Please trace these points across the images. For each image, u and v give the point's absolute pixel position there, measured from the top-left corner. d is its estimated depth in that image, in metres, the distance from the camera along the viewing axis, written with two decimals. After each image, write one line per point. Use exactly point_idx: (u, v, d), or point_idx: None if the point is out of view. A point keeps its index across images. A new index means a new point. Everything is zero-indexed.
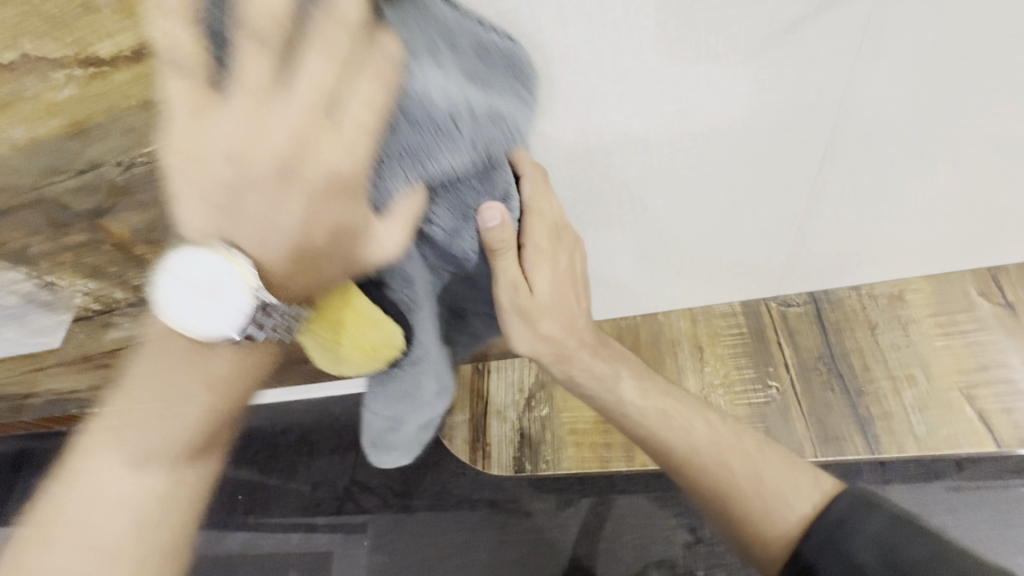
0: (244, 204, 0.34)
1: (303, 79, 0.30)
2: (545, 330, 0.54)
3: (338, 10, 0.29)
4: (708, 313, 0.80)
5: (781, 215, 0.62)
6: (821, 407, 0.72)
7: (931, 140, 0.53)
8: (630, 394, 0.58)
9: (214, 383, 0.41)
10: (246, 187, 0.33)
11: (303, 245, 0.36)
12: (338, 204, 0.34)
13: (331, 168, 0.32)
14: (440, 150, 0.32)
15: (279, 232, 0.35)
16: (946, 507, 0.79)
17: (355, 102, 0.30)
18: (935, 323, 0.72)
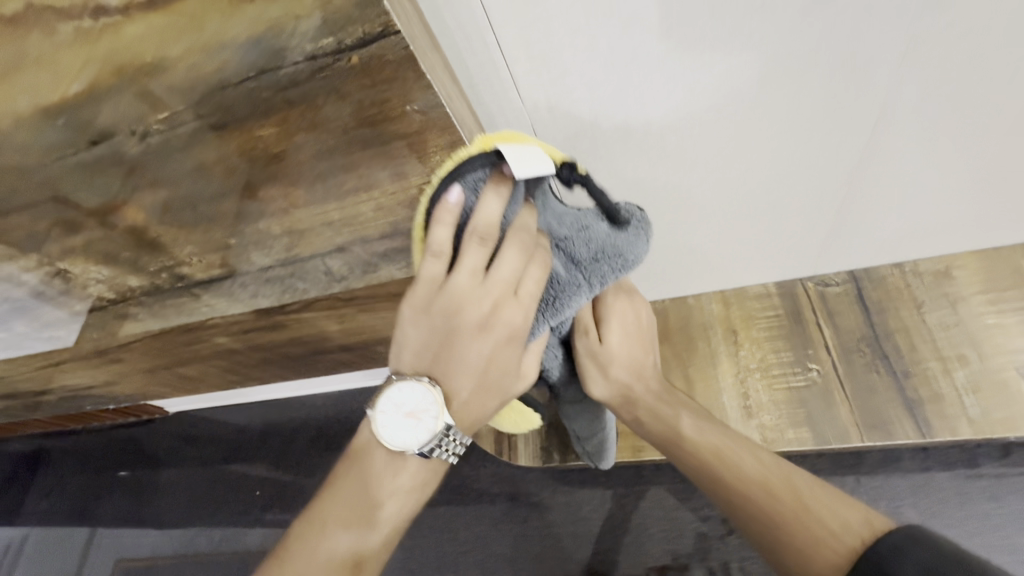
0: (440, 354, 0.40)
1: (499, 272, 0.38)
2: (614, 376, 0.52)
3: (522, 225, 0.37)
4: (740, 297, 0.77)
5: (823, 188, 0.59)
6: (863, 390, 0.69)
7: (998, 101, 0.48)
8: (686, 426, 0.52)
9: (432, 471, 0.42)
10: (446, 342, 0.40)
11: (470, 387, 0.41)
12: (510, 349, 0.41)
13: (512, 326, 0.40)
14: (569, 294, 0.42)
15: (459, 377, 0.40)
16: (992, 494, 0.76)
17: (528, 281, 0.39)
18: (984, 299, 0.68)
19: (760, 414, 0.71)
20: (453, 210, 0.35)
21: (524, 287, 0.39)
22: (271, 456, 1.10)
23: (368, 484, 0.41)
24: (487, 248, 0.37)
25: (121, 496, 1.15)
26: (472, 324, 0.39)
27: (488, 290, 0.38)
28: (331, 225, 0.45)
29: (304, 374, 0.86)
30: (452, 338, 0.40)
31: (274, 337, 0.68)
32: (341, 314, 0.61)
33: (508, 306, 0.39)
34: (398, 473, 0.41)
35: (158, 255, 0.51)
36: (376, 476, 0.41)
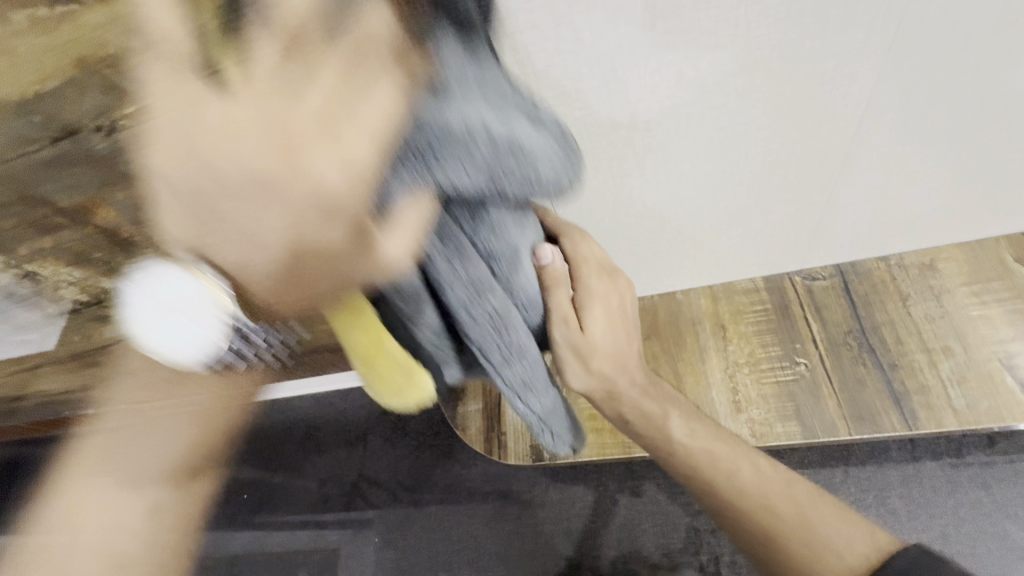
0: (214, 216, 0.27)
1: (308, 94, 0.25)
2: (597, 369, 0.48)
3: (365, 27, 0.24)
4: (729, 291, 0.77)
5: (810, 181, 0.58)
6: (852, 383, 0.69)
7: (980, 89, 0.48)
8: (679, 435, 0.50)
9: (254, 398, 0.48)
10: (220, 194, 0.26)
11: (273, 266, 0.29)
12: (325, 223, 0.27)
13: (322, 180, 0.25)
14: (458, 166, 0.27)
15: (247, 247, 0.28)
16: (979, 484, 0.77)
17: (368, 111, 0.25)
18: (968, 292, 0.69)
19: (750, 409, 0.70)
20: None
21: (359, 120, 0.25)
22: (259, 457, 1.08)
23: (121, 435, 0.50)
24: (292, 55, 0.24)
25: None
26: (259, 175, 0.26)
27: (284, 115, 0.25)
28: None
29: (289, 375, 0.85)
30: (230, 194, 0.26)
31: None
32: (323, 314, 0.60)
33: (313, 144, 0.25)
34: (185, 392, 0.48)
35: (132, 255, 0.50)
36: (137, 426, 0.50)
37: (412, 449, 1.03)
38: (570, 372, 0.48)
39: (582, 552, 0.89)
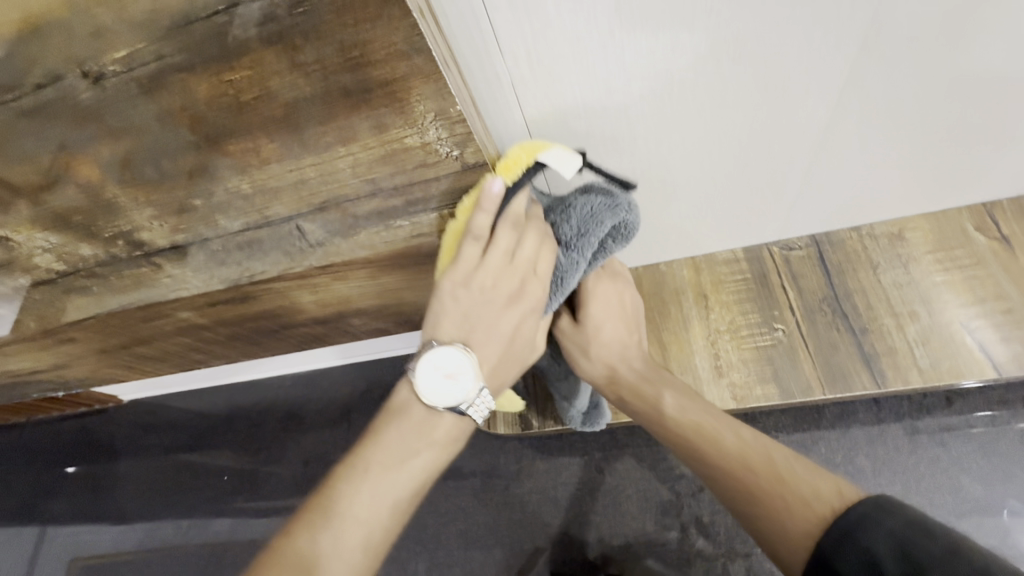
0: (471, 325, 0.47)
1: (523, 252, 0.44)
2: (595, 357, 0.56)
3: (535, 214, 0.46)
4: (710, 262, 0.79)
5: (793, 154, 0.60)
6: (825, 345, 0.73)
7: (954, 62, 0.50)
8: (671, 409, 0.54)
9: (458, 429, 0.47)
10: (480, 316, 0.47)
11: (495, 357, 0.48)
12: (529, 321, 0.48)
13: (538, 299, 0.47)
14: (567, 267, 0.47)
15: (479, 338, 0.47)
16: (937, 441, 0.82)
17: (542, 252, 0.45)
18: (933, 260, 0.72)
19: (731, 373, 0.74)
20: (495, 197, 0.42)
21: (542, 265, 0.45)
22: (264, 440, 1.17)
23: (405, 436, 0.46)
24: (515, 232, 0.44)
25: (116, 486, 1.22)
26: (507, 297, 0.46)
27: (515, 266, 0.45)
28: (307, 183, 0.44)
29: (272, 352, 0.83)
30: (487, 310, 0.47)
31: (239, 311, 0.65)
32: (314, 285, 0.59)
33: (530, 282, 0.46)
34: (434, 428, 0.47)
35: (115, 218, 0.48)
36: (411, 425, 0.47)
37: None
38: (577, 360, 0.56)
39: (569, 518, 0.92)
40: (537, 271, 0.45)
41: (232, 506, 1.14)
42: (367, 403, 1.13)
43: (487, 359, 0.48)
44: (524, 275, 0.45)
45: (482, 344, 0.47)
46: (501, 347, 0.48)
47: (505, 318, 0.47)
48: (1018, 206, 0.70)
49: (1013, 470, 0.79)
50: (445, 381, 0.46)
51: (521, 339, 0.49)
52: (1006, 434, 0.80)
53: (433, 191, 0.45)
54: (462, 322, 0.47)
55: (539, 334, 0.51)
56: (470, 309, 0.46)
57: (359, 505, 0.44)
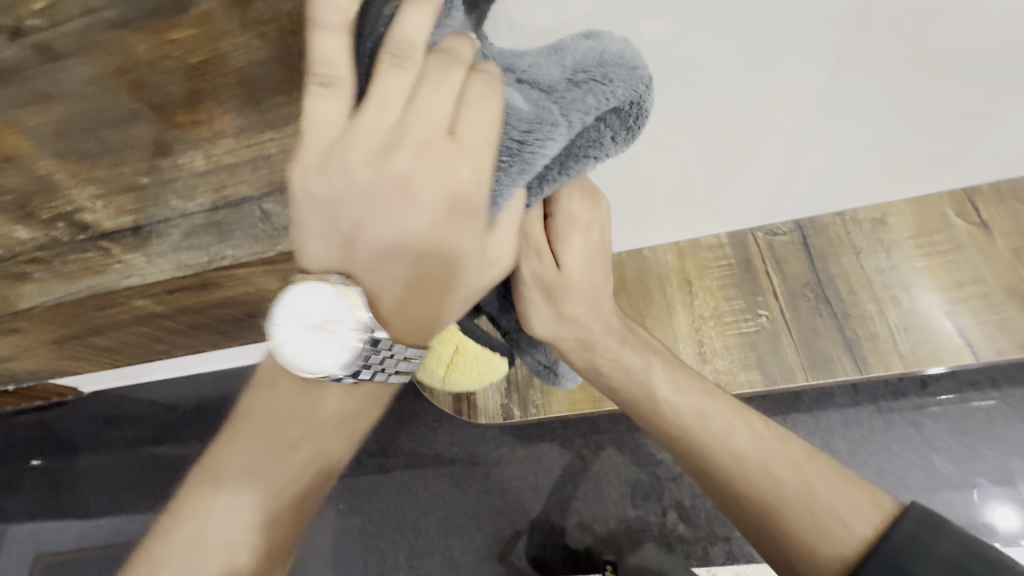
0: (364, 225, 0.33)
1: (425, 102, 0.31)
2: (569, 312, 0.49)
3: (454, 55, 0.31)
4: (695, 247, 0.78)
5: (780, 136, 0.58)
6: (808, 331, 0.72)
7: (951, 41, 0.48)
8: (665, 392, 0.51)
9: (349, 403, 0.37)
10: (377, 212, 0.33)
11: (405, 276, 0.35)
12: (456, 216, 0.33)
13: (456, 177, 0.32)
14: (542, 133, 0.32)
15: (381, 248, 0.34)
16: (912, 423, 0.83)
17: (472, 115, 0.31)
18: (914, 245, 0.72)
19: (714, 359, 0.73)
20: (387, 26, 0.30)
21: (464, 124, 0.31)
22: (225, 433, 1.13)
23: (274, 423, 0.37)
24: (407, 73, 0.31)
25: (77, 483, 1.17)
26: (412, 180, 0.32)
27: (411, 124, 0.31)
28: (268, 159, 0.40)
29: (239, 342, 0.78)
30: (383, 203, 0.33)
31: (200, 300, 0.61)
32: (282, 270, 0.55)
33: (442, 150, 0.32)
34: (316, 409, 0.37)
35: (54, 197, 0.44)
36: (280, 413, 0.37)
37: None
38: (535, 316, 0.48)
39: (551, 505, 0.91)
40: (453, 132, 0.32)
41: None
42: None
43: (389, 273, 0.34)
44: (435, 138, 0.32)
45: (377, 255, 0.34)
46: (407, 255, 0.34)
47: (411, 213, 0.33)
48: (997, 191, 0.69)
49: (984, 451, 0.80)
50: (317, 338, 0.34)
51: (438, 243, 0.34)
52: (977, 414, 0.81)
53: None
54: (344, 222, 0.33)
55: (478, 244, 0.35)
56: (354, 198, 0.33)
57: (226, 502, 0.36)
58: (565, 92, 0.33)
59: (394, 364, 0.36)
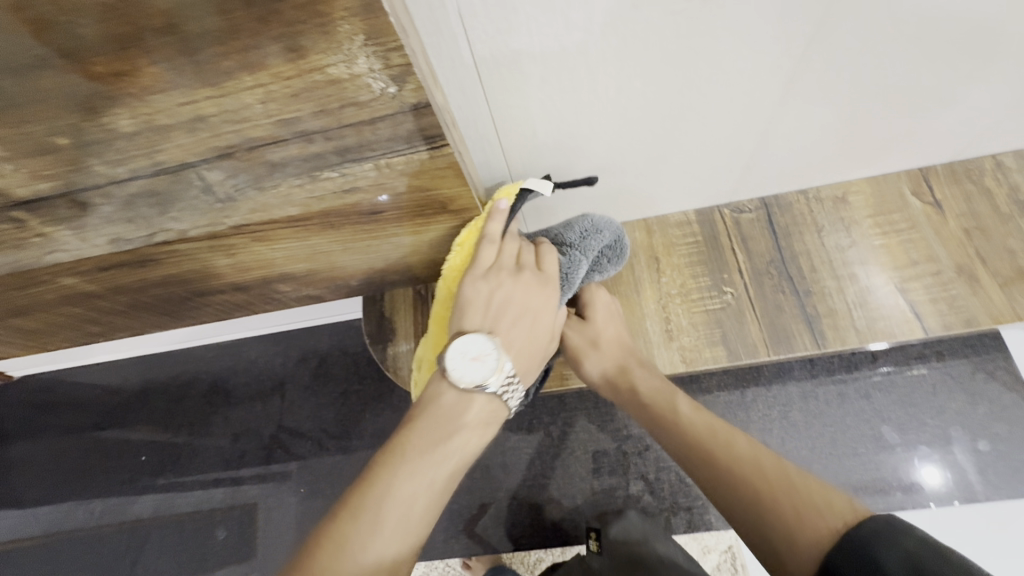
0: (493, 312, 0.46)
1: (528, 254, 0.49)
2: (605, 350, 0.59)
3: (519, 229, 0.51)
4: (663, 224, 0.78)
5: (754, 112, 0.57)
6: (771, 308, 0.73)
7: (930, 15, 0.46)
8: (685, 407, 0.52)
9: (488, 416, 0.45)
10: (504, 307, 0.46)
11: (522, 347, 0.47)
12: (547, 310, 0.48)
13: (551, 289, 0.48)
14: (574, 266, 0.51)
15: (507, 325, 0.46)
16: (862, 394, 0.87)
17: (551, 257, 0.49)
18: (874, 223, 0.74)
19: (681, 336, 0.73)
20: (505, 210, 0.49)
21: (547, 263, 0.49)
22: (176, 417, 1.08)
23: (436, 423, 0.43)
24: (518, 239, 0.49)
25: (11, 472, 1.09)
26: (526, 284, 0.47)
27: (524, 264, 0.48)
28: (207, 120, 0.36)
29: (187, 323, 0.73)
30: (509, 299, 0.47)
31: (138, 277, 0.56)
32: (230, 246, 0.51)
33: (541, 274, 0.48)
34: (467, 412, 0.44)
35: None
36: (439, 415, 0.44)
37: (338, 396, 1.02)
38: (585, 355, 0.59)
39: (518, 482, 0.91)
40: (542, 268, 0.48)
41: (152, 487, 1.04)
42: (303, 373, 1.06)
43: (515, 344, 0.46)
44: (539, 268, 0.48)
45: (509, 336, 0.46)
46: (525, 335, 0.47)
47: (528, 303, 0.47)
48: (951, 172, 0.73)
49: (926, 420, 0.85)
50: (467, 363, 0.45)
51: (540, 331, 0.48)
52: (920, 385, 0.86)
53: (368, 137, 0.38)
54: (484, 310, 0.46)
55: (554, 333, 0.51)
56: (494, 297, 0.46)
57: (402, 485, 0.40)
58: (582, 243, 0.52)
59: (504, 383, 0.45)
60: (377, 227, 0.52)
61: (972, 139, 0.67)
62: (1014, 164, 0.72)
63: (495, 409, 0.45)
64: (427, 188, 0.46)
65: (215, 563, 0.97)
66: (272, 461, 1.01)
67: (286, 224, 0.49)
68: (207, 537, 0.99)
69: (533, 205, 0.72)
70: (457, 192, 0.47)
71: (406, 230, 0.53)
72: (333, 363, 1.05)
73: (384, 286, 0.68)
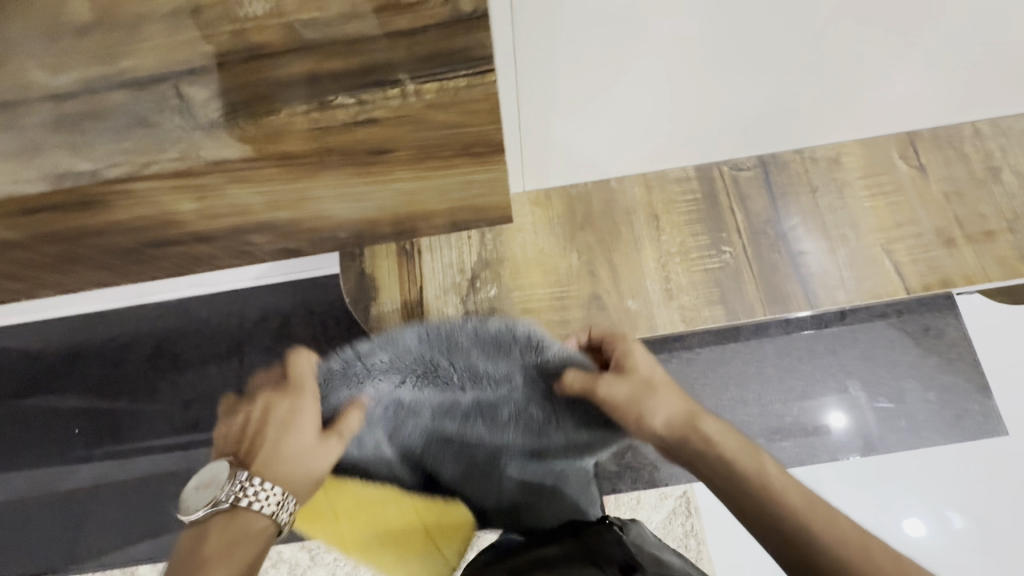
0: (259, 446, 0.59)
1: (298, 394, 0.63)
2: (661, 402, 0.58)
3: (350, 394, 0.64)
4: (662, 180, 0.76)
5: (780, 56, 0.54)
6: (767, 268, 0.73)
7: None
8: (774, 470, 0.50)
9: (257, 533, 0.53)
10: (271, 421, 0.61)
11: (275, 463, 0.57)
12: (301, 411, 0.60)
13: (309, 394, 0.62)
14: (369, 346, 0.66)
15: (263, 450, 0.58)
16: (831, 349, 0.92)
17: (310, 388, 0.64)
18: (864, 185, 0.75)
19: (680, 296, 0.73)
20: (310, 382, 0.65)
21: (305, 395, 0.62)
22: (113, 384, 0.96)
23: (220, 546, 0.51)
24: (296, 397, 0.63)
25: None
26: (284, 408, 0.62)
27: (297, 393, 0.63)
28: (192, 14, 0.29)
29: (134, 281, 0.63)
30: (272, 422, 0.61)
31: (79, 223, 0.46)
32: (201, 187, 0.42)
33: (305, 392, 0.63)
34: (246, 530, 0.53)
35: None
36: (222, 540, 0.52)
37: None
38: (644, 405, 0.58)
39: None
40: (303, 399, 0.62)
41: (89, 461, 0.94)
42: (262, 335, 0.96)
43: (268, 461, 0.57)
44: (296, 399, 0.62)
45: (270, 440, 0.59)
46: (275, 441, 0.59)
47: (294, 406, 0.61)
48: (936, 137, 0.75)
49: (883, 374, 0.91)
50: (205, 490, 0.54)
51: (294, 433, 0.59)
52: (882, 341, 0.91)
53: (400, 53, 0.32)
54: (256, 444, 0.59)
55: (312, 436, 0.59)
56: (270, 422, 0.61)
57: None
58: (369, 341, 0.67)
59: (263, 494, 0.54)
60: (383, 171, 0.45)
61: (961, 103, 0.69)
62: (990, 133, 0.74)
63: (255, 522, 0.53)
64: (453, 125, 0.39)
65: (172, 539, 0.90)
66: None
67: (275, 164, 0.41)
68: (159, 512, 0.91)
69: (537, 155, 0.67)
70: (485, 131, 0.41)
71: (415, 175, 0.47)
72: (298, 324, 0.96)
73: (374, 241, 0.61)
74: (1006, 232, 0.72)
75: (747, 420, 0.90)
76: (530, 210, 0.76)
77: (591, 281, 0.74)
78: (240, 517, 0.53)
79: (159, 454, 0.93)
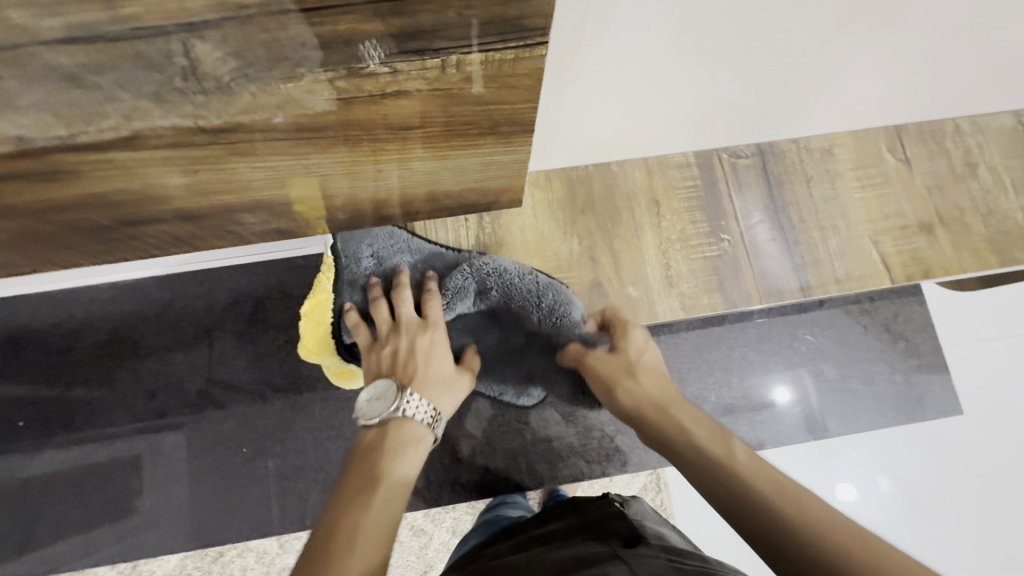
0: (404, 364, 0.62)
1: (406, 310, 0.65)
2: (643, 383, 0.60)
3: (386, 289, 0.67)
4: (663, 165, 0.75)
5: (797, 48, 0.53)
6: (762, 257, 0.75)
7: None
8: (743, 457, 0.50)
9: (417, 443, 0.57)
10: (403, 338, 0.63)
11: (423, 386, 0.61)
12: (435, 336, 0.64)
13: (408, 313, 0.65)
14: (401, 255, 0.67)
15: (412, 370, 0.61)
16: (809, 334, 0.95)
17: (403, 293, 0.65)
18: (854, 176, 0.76)
19: (680, 283, 0.74)
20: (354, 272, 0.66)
21: (409, 314, 0.65)
22: (64, 372, 0.88)
23: (382, 450, 0.55)
24: (399, 309, 0.65)
25: None
26: (411, 331, 0.64)
27: (406, 311, 0.65)
28: None
29: (98, 262, 0.56)
30: (411, 341, 0.63)
31: (44, 198, 0.40)
32: (196, 159, 0.37)
33: (409, 312, 0.65)
34: (413, 444, 0.56)
35: None
36: (388, 446, 0.55)
37: (281, 344, 0.89)
38: (619, 382, 0.61)
39: (478, 442, 0.88)
40: (424, 322, 0.64)
41: (40, 455, 0.86)
42: (234, 318, 0.90)
43: (425, 380, 0.61)
44: (428, 325, 0.64)
45: (412, 365, 0.62)
46: (424, 365, 0.62)
47: (411, 324, 0.64)
48: (920, 131, 0.77)
49: (856, 358, 0.95)
50: (379, 402, 0.58)
51: (431, 358, 0.63)
52: (855, 327, 0.96)
53: (449, 18, 0.28)
54: (396, 359, 0.62)
55: (446, 363, 0.64)
56: (404, 340, 0.63)
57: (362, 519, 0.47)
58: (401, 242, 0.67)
59: (421, 409, 0.59)
60: (401, 147, 0.41)
61: (948, 100, 0.71)
62: (969, 129, 0.77)
63: (421, 433, 0.58)
64: (488, 101, 0.37)
65: (142, 534, 0.85)
66: (205, 420, 0.88)
67: (285, 136, 0.36)
68: (126, 507, 0.85)
69: (543, 138, 0.64)
70: (519, 109, 0.38)
71: (433, 156, 0.43)
72: (273, 307, 0.90)
73: (373, 222, 0.57)
74: (980, 225, 0.77)
75: (730, 404, 0.93)
76: (529, 192, 0.73)
77: (591, 267, 0.73)
78: (398, 424, 0.57)
79: (122, 446, 0.87)
